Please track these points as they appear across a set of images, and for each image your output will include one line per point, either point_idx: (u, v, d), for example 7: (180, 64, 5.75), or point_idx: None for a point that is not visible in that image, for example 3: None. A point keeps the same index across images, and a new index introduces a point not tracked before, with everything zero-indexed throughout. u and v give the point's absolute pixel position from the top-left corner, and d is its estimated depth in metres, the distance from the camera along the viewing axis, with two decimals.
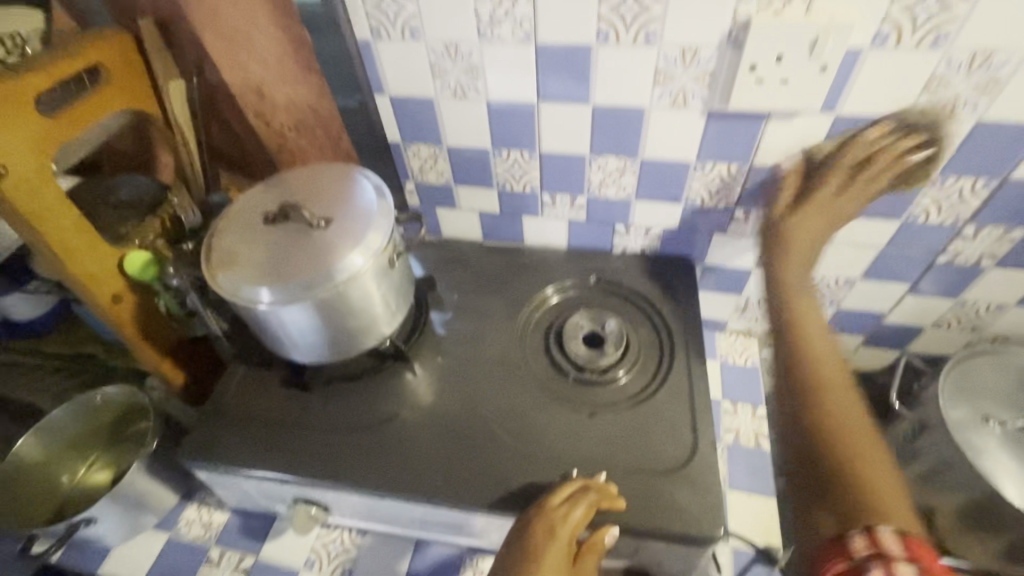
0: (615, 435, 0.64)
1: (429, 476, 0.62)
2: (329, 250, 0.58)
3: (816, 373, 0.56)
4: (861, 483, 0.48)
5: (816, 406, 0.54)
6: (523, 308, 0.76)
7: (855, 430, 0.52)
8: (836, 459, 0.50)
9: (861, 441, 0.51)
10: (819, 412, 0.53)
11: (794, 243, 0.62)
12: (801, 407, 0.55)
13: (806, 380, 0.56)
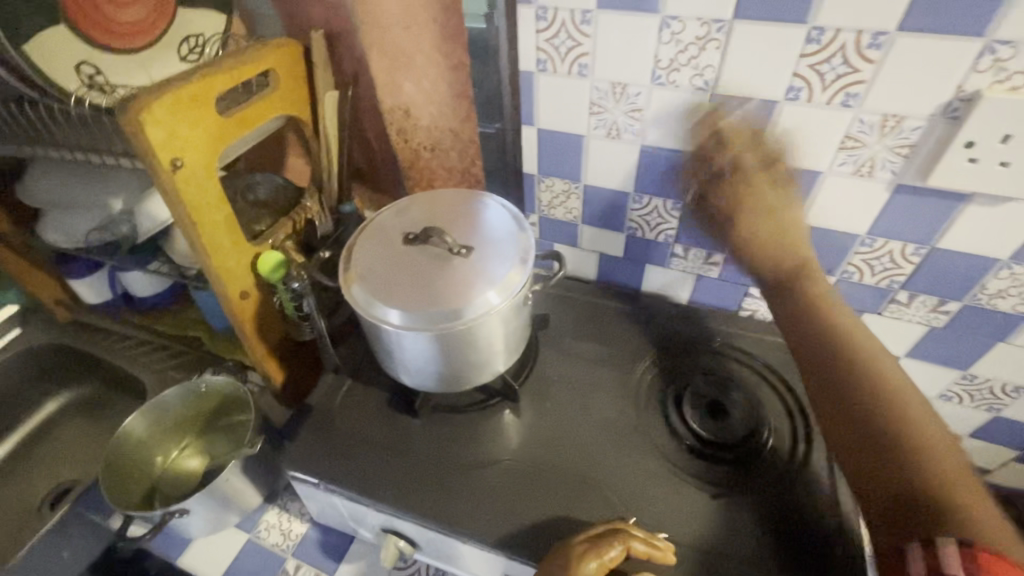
0: (732, 524, 0.57)
1: (516, 525, 0.58)
2: (468, 281, 0.56)
3: (835, 342, 0.50)
4: (909, 472, 0.43)
5: (843, 390, 0.48)
6: (640, 362, 0.71)
7: (895, 410, 0.46)
8: (884, 449, 0.45)
9: (911, 422, 0.45)
10: (848, 398, 0.48)
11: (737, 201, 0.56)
12: (824, 395, 0.50)
13: (829, 349, 0.50)
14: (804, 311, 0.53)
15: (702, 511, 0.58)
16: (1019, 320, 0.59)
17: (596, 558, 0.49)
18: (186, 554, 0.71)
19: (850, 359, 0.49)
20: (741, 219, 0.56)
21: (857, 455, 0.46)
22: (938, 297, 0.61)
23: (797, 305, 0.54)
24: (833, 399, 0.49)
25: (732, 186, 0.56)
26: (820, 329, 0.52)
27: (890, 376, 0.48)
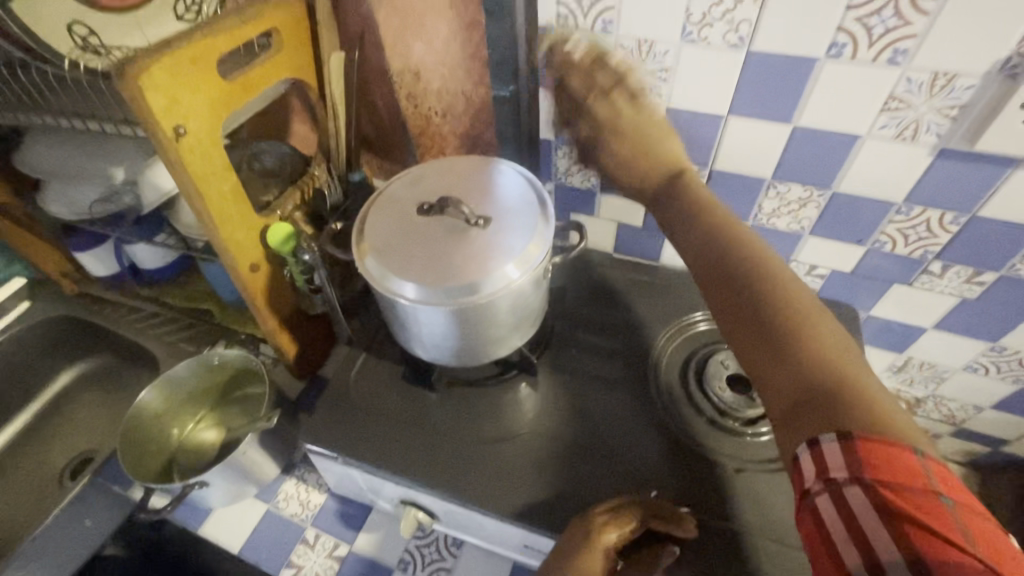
0: (753, 498, 0.57)
1: (532, 498, 0.58)
2: (486, 253, 0.54)
3: (724, 250, 0.48)
4: (809, 366, 0.40)
5: (743, 296, 0.45)
6: (660, 335, 0.69)
7: (793, 307, 0.43)
8: (776, 351, 0.42)
9: (797, 316, 0.42)
10: (751, 307, 0.44)
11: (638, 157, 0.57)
12: (720, 304, 0.46)
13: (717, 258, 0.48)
14: (701, 231, 0.50)
15: (724, 486, 0.57)
16: None
17: (620, 527, 0.49)
18: (207, 524, 0.72)
19: (737, 256, 0.47)
20: (624, 168, 0.58)
21: (751, 360, 0.43)
22: (972, 268, 0.59)
23: (692, 217, 0.51)
24: (732, 308, 0.45)
25: (633, 142, 0.57)
26: (716, 241, 0.48)
27: (755, 275, 0.45)
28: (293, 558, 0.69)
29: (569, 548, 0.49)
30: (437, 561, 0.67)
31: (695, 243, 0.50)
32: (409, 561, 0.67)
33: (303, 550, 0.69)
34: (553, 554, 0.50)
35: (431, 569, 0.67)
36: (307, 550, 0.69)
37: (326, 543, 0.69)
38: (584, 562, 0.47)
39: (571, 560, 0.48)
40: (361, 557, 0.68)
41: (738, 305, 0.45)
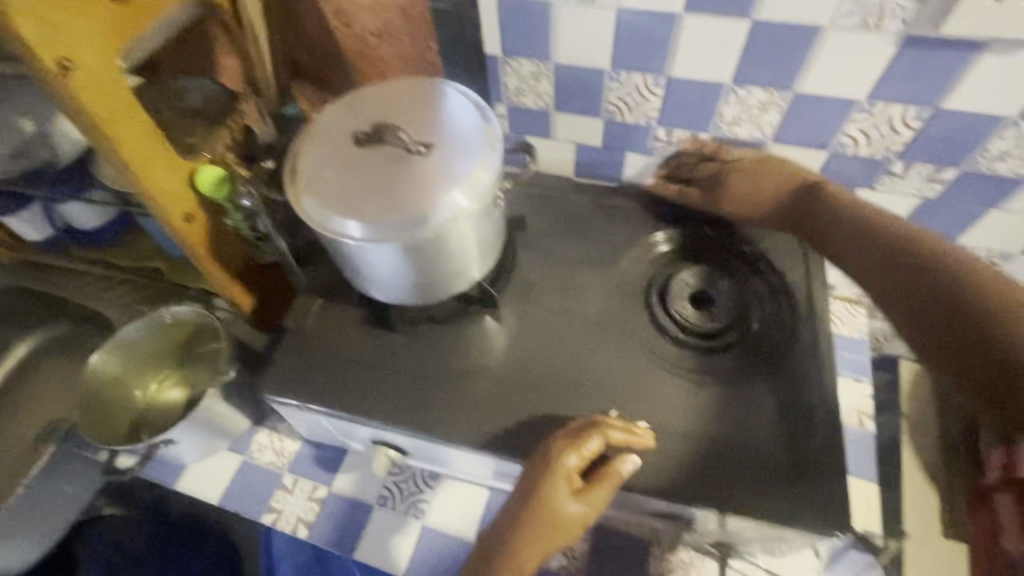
0: (715, 410, 0.58)
1: (501, 430, 0.58)
2: (431, 182, 0.50)
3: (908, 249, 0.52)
4: (988, 356, 0.46)
5: (935, 292, 0.50)
6: (624, 258, 0.67)
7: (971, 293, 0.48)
8: (958, 343, 0.47)
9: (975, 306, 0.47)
10: (945, 303, 0.49)
11: (750, 176, 0.62)
12: (896, 302, 0.52)
13: (910, 259, 0.52)
14: (873, 239, 0.55)
15: (687, 400, 0.59)
16: (1015, 183, 0.56)
17: (575, 451, 0.51)
18: (184, 478, 0.72)
19: (922, 268, 0.51)
20: (734, 187, 0.63)
21: (937, 351, 0.49)
22: (933, 164, 0.57)
23: (860, 223, 0.56)
24: (909, 308, 0.51)
25: (753, 172, 0.62)
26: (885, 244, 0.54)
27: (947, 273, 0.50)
28: (272, 504, 0.70)
29: (535, 477, 0.51)
30: (414, 493, 0.69)
31: (865, 250, 0.55)
32: (388, 495, 0.69)
33: (283, 495, 0.70)
34: (522, 480, 0.52)
35: (410, 501, 0.68)
36: (286, 495, 0.70)
37: (305, 487, 0.70)
38: (547, 488, 0.50)
39: (538, 487, 0.51)
40: (340, 496, 0.69)
41: (926, 298, 0.50)
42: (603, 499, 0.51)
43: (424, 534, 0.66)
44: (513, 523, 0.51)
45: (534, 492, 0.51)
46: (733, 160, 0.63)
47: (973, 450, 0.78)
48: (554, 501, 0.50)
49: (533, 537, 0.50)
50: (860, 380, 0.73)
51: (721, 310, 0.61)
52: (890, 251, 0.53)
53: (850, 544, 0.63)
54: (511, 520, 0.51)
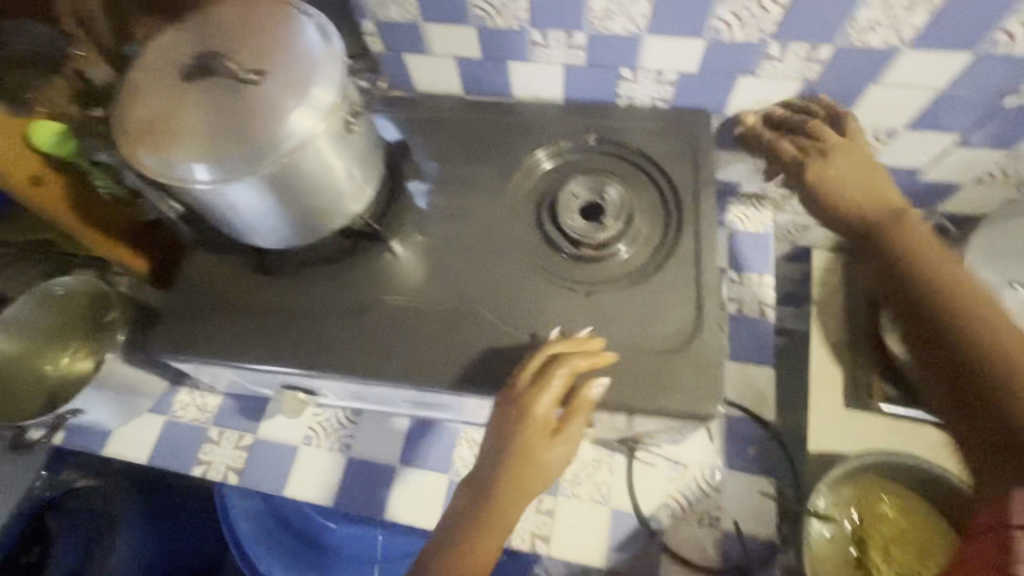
0: (609, 316, 0.58)
1: (403, 360, 0.58)
2: (266, 112, 0.47)
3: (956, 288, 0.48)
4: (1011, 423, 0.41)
5: (958, 337, 0.46)
6: (515, 176, 0.66)
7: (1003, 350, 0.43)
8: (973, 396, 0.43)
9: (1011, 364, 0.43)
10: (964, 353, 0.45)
11: (847, 168, 0.57)
12: (922, 343, 0.48)
13: (949, 300, 0.48)
14: (919, 271, 0.50)
15: (578, 308, 0.59)
16: (889, 54, 0.55)
17: (549, 396, 0.52)
18: (110, 443, 0.73)
19: (958, 316, 0.46)
20: (831, 170, 0.57)
21: (952, 404, 0.45)
22: (807, 42, 0.56)
23: (905, 254, 0.52)
24: (932, 352, 0.47)
25: (842, 155, 0.57)
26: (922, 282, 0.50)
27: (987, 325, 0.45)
28: (201, 456, 0.71)
29: (515, 428, 0.52)
30: (338, 430, 0.70)
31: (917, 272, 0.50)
32: (312, 435, 0.70)
33: (210, 448, 0.71)
34: (493, 426, 0.53)
35: (334, 437, 0.70)
36: (213, 447, 0.71)
37: (231, 437, 0.72)
38: (526, 435, 0.52)
39: (516, 437, 0.52)
40: (266, 442, 0.71)
41: (950, 342, 0.46)
42: (575, 430, 0.54)
43: (350, 466, 0.69)
44: (495, 474, 0.53)
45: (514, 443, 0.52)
46: (837, 141, 0.58)
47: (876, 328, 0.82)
48: (530, 443, 0.52)
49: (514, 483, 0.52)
50: (763, 273, 0.75)
51: (609, 217, 0.60)
52: (932, 293, 0.49)
53: (746, 425, 0.67)
54: (494, 471, 0.53)
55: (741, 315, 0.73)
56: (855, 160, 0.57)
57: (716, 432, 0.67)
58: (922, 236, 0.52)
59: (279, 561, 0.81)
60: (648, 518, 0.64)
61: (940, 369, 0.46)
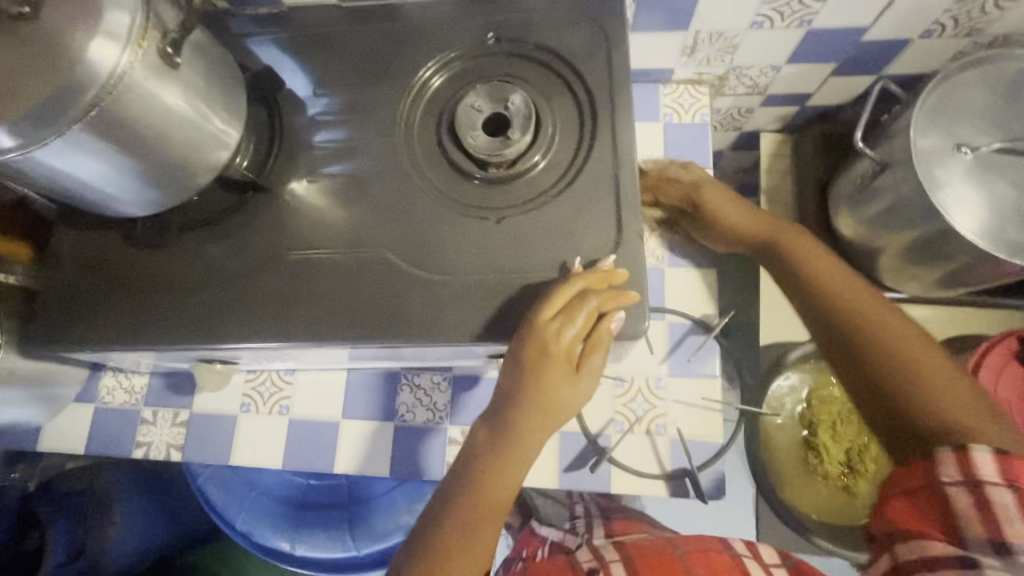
0: (527, 239, 0.53)
1: (313, 319, 0.53)
2: (57, 51, 0.39)
3: (849, 311, 0.51)
4: (928, 396, 0.45)
5: (865, 335, 0.50)
6: (407, 94, 0.57)
7: (904, 345, 0.48)
8: (899, 380, 0.47)
9: (916, 366, 0.47)
10: (876, 351, 0.49)
11: (721, 200, 0.61)
12: (838, 350, 0.51)
13: (842, 311, 0.52)
14: (812, 290, 0.54)
15: (493, 235, 0.53)
16: None
17: (568, 331, 0.47)
18: (43, 438, 0.70)
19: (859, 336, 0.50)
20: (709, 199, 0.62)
21: (878, 394, 0.48)
22: None
23: (796, 270, 0.56)
24: (849, 355, 0.50)
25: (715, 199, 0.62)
26: (825, 301, 0.53)
27: (885, 321, 0.50)
28: (139, 438, 0.69)
29: (519, 370, 0.49)
30: (275, 394, 0.68)
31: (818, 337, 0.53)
32: (250, 402, 0.68)
33: (147, 428, 0.69)
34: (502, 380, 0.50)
35: (273, 402, 0.68)
36: (150, 427, 0.69)
37: (166, 416, 0.69)
38: (544, 371, 0.48)
39: (530, 378, 0.49)
40: (203, 416, 0.68)
41: (861, 337, 0.50)
42: (598, 363, 0.50)
43: (293, 426, 0.67)
44: (506, 416, 0.51)
45: (530, 382, 0.49)
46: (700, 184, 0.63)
47: (825, 210, 0.78)
48: (546, 384, 0.49)
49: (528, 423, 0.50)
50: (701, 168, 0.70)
51: (515, 129, 0.54)
52: (839, 308, 0.52)
53: (689, 331, 0.65)
54: (505, 414, 0.51)
55: None
56: (742, 212, 0.61)
57: (659, 342, 0.65)
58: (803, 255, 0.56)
59: (254, 516, 0.81)
60: (596, 437, 0.63)
61: (857, 365, 0.49)
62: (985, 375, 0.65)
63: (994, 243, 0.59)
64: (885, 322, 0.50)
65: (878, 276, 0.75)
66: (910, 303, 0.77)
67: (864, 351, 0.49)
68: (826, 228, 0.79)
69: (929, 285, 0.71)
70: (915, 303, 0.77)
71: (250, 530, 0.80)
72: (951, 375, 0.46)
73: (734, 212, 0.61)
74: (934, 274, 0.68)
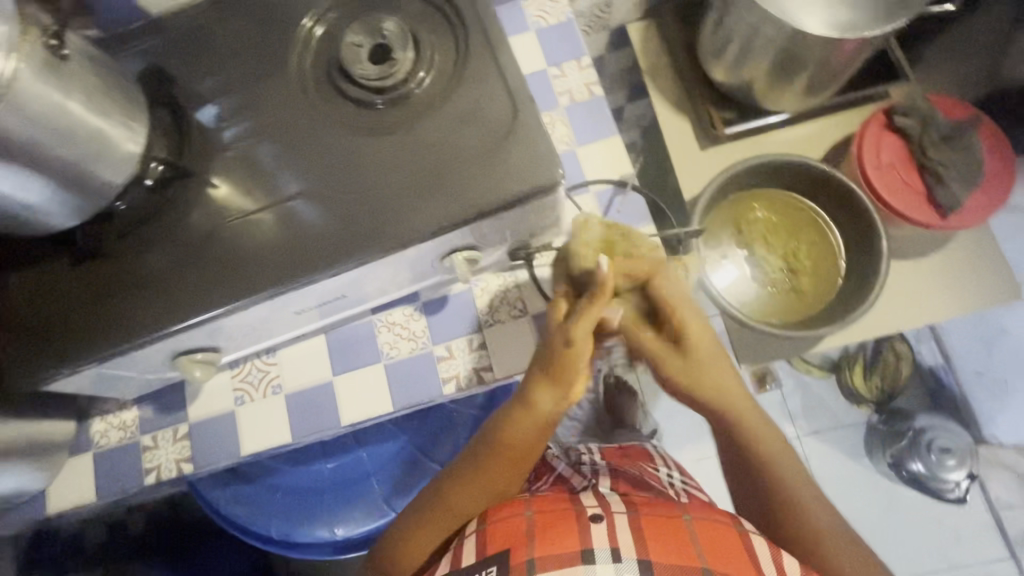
0: (438, 138, 0.58)
1: (269, 271, 0.57)
2: None
3: (756, 450, 0.63)
4: (806, 530, 0.60)
5: (784, 481, 0.61)
6: (292, 54, 0.62)
7: (789, 492, 0.61)
8: (777, 513, 0.62)
9: (798, 502, 0.61)
10: (770, 509, 0.62)
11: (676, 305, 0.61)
12: (751, 475, 0.63)
13: (759, 467, 0.62)
14: (736, 431, 0.63)
15: (401, 146, 0.59)
16: None
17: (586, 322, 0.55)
18: (51, 501, 0.70)
19: (745, 463, 0.64)
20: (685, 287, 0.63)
21: (762, 502, 0.63)
22: None
23: (729, 443, 0.64)
24: (731, 449, 0.65)
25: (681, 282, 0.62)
26: (733, 432, 0.63)
27: (791, 468, 0.62)
28: (146, 466, 0.70)
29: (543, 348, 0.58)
30: (264, 378, 0.70)
31: (731, 473, 0.66)
32: (243, 394, 0.70)
33: (151, 454, 0.70)
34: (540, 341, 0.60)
35: (264, 386, 0.70)
36: (154, 451, 0.70)
37: (166, 435, 0.70)
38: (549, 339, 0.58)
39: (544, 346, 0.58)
40: (202, 423, 0.70)
41: (745, 429, 0.63)
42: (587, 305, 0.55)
43: (290, 400, 0.69)
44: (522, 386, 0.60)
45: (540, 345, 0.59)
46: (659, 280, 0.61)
47: (699, 68, 0.87)
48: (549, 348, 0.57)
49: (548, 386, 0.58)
50: (579, 57, 0.77)
51: (397, 49, 0.59)
52: (752, 455, 0.63)
53: (613, 194, 0.72)
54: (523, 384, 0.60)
55: (575, 102, 0.75)
56: (689, 306, 0.62)
57: (590, 211, 0.71)
58: (725, 394, 0.63)
59: (285, 520, 0.84)
60: None
61: (762, 510, 0.63)
62: (867, 152, 0.74)
63: (842, 31, 0.67)
64: (786, 477, 0.62)
65: (760, 105, 0.83)
66: (798, 119, 0.86)
67: (770, 485, 0.62)
68: (707, 82, 0.88)
69: (802, 96, 0.80)
70: (802, 118, 0.86)
71: (286, 533, 0.83)
72: (832, 528, 0.60)
73: (693, 311, 0.62)
74: (802, 83, 0.77)
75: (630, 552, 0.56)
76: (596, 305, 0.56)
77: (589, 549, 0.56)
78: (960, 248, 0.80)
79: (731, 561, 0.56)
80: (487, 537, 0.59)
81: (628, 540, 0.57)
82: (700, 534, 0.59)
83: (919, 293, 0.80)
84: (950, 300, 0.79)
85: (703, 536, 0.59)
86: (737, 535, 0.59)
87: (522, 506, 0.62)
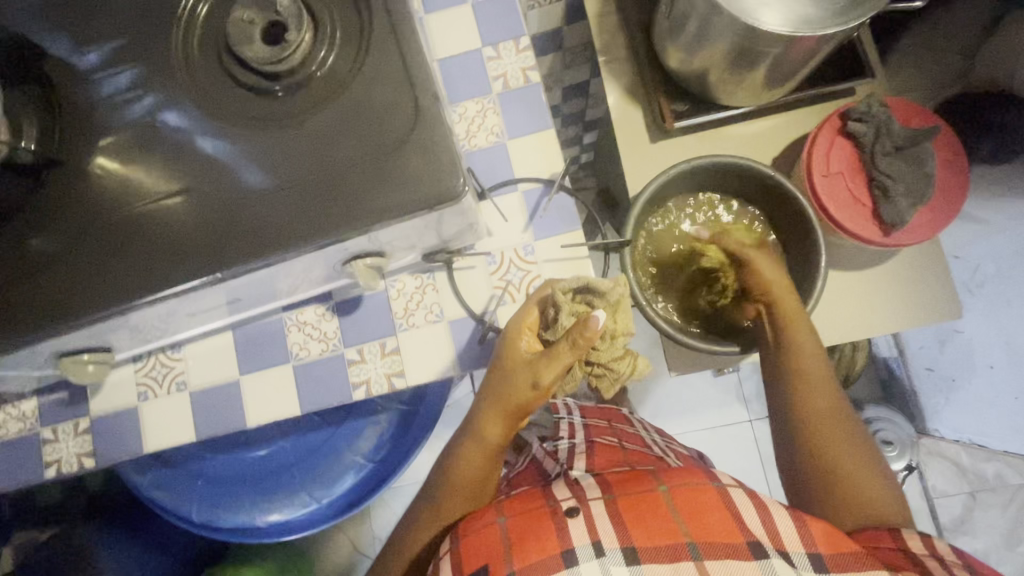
0: (338, 132, 0.53)
1: (162, 266, 0.52)
2: None
3: (818, 416, 0.68)
4: (847, 486, 0.65)
5: (804, 415, 0.68)
6: (174, 30, 0.56)
7: (830, 435, 0.67)
8: (816, 444, 0.67)
9: (833, 446, 0.67)
10: (812, 444, 0.68)
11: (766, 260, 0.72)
12: (790, 416, 0.70)
13: (811, 425, 0.68)
14: (789, 395, 0.70)
15: (323, 133, 0.53)
16: None
17: (552, 367, 0.60)
18: None
19: (822, 426, 0.68)
20: (759, 263, 0.72)
21: (805, 449, 0.68)
22: None
23: (784, 390, 0.70)
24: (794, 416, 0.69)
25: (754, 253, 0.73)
26: (798, 400, 0.69)
27: (821, 398, 0.69)
28: (47, 459, 0.68)
29: (501, 372, 0.63)
30: (168, 374, 0.67)
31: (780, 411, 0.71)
32: (146, 389, 0.67)
33: (52, 447, 0.68)
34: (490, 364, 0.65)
35: (169, 383, 0.67)
36: (56, 445, 0.68)
37: (68, 428, 0.68)
38: (509, 370, 0.62)
39: (500, 372, 0.63)
40: (104, 417, 0.68)
41: (811, 411, 0.68)
42: (561, 345, 0.60)
43: (193, 399, 0.67)
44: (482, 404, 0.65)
45: (496, 368, 0.63)
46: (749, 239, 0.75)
47: (654, 52, 0.80)
48: (506, 373, 0.63)
49: (505, 412, 0.65)
50: (517, 37, 0.70)
51: (290, 29, 0.52)
52: (805, 403, 0.69)
53: (542, 195, 0.68)
54: (493, 397, 0.64)
55: (508, 89, 0.69)
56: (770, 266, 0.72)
57: (515, 212, 0.67)
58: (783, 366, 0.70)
59: (209, 505, 0.84)
60: (482, 315, 0.66)
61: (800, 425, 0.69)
62: (816, 159, 0.70)
63: (798, 26, 0.59)
64: (824, 409, 0.68)
65: (715, 98, 0.78)
66: (755, 114, 0.81)
67: (805, 415, 0.68)
68: (663, 68, 0.81)
69: (758, 92, 0.75)
70: (760, 113, 0.81)
71: (209, 518, 0.83)
72: (866, 468, 0.66)
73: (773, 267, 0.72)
74: (758, 78, 0.71)
75: (613, 542, 0.59)
76: (569, 348, 0.60)
77: (568, 549, 0.59)
78: (899, 265, 0.78)
79: (714, 525, 0.59)
80: (468, 551, 0.61)
81: (608, 530, 0.60)
82: (679, 501, 0.61)
83: (854, 310, 0.78)
84: (880, 317, 0.78)
85: (683, 506, 0.61)
86: (718, 496, 0.62)
87: (494, 513, 0.64)
